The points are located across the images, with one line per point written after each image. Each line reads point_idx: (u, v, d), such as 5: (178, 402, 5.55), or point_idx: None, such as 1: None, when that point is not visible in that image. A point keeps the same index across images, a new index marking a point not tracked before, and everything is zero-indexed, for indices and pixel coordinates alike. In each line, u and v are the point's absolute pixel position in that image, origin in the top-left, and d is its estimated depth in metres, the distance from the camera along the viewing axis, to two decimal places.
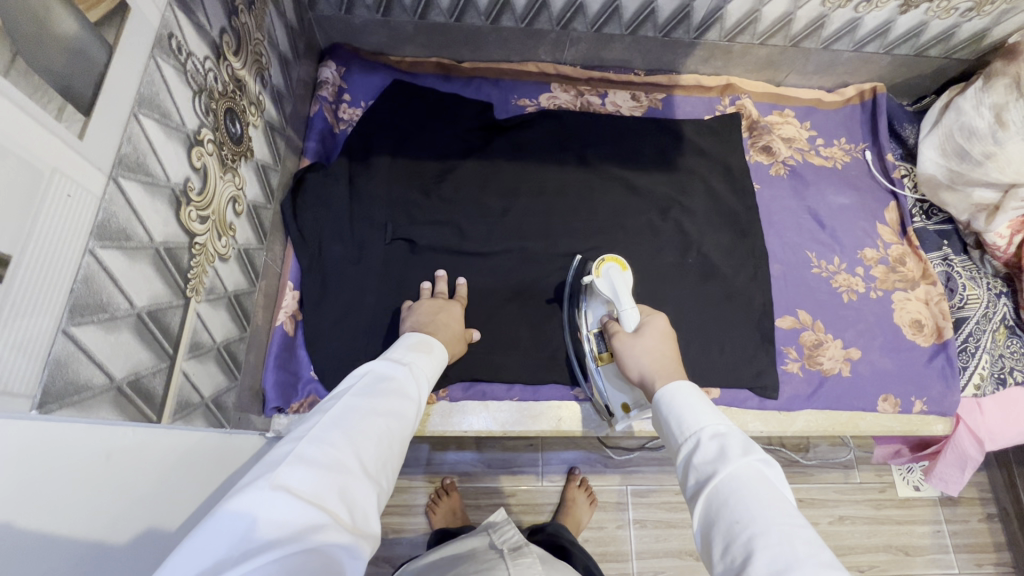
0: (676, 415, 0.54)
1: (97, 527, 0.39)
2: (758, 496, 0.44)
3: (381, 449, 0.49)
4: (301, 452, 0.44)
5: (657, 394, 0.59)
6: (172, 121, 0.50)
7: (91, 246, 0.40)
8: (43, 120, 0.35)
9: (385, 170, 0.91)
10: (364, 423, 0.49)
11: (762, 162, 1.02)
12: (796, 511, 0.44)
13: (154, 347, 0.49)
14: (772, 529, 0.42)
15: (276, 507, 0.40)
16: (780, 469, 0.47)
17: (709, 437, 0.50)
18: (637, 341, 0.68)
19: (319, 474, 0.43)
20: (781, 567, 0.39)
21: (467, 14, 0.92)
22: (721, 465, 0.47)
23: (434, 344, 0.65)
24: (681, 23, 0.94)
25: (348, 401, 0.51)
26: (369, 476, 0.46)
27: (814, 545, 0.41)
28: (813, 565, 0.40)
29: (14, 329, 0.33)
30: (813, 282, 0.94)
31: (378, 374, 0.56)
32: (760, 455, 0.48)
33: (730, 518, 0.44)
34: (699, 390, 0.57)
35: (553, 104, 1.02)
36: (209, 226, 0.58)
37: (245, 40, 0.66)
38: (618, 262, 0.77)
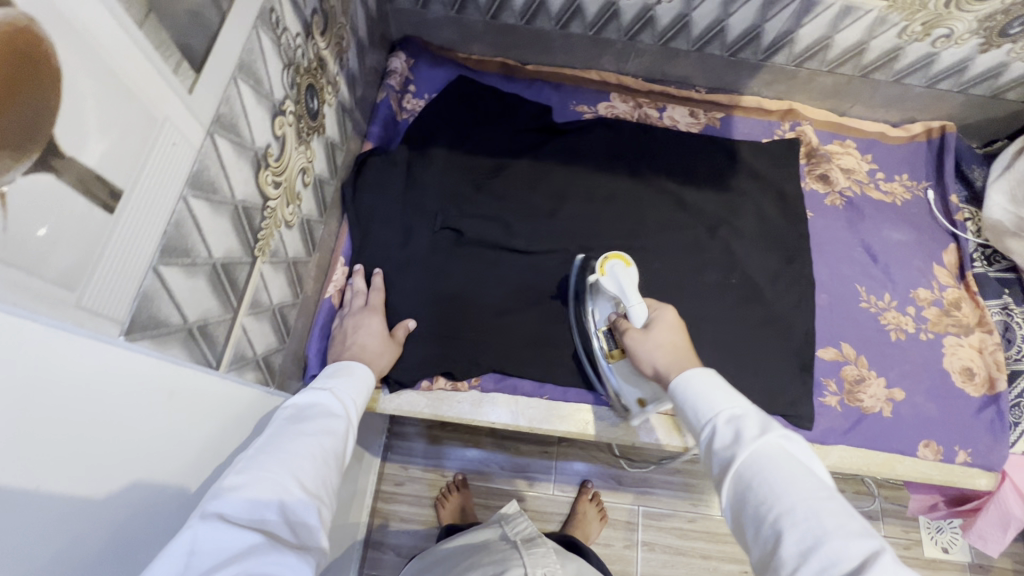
0: (692, 401, 0.54)
1: (154, 463, 0.43)
2: (782, 472, 0.44)
3: (318, 467, 0.50)
4: (227, 483, 0.44)
5: (670, 384, 0.58)
6: (263, 89, 0.53)
7: (185, 195, 0.43)
8: (165, 74, 0.38)
9: (441, 160, 0.94)
10: (294, 445, 0.50)
11: (818, 191, 1.00)
12: (822, 483, 0.44)
13: (222, 298, 0.51)
14: (798, 506, 0.42)
15: (211, 537, 0.40)
16: (802, 443, 0.47)
17: (725, 422, 0.50)
18: (648, 336, 0.66)
19: (254, 499, 0.44)
20: (813, 545, 0.40)
21: (538, 18, 0.95)
22: (739, 448, 0.47)
23: (357, 365, 0.67)
24: (750, 44, 0.94)
25: (275, 430, 0.52)
26: (310, 494, 0.47)
27: (844, 517, 0.41)
28: (845, 535, 0.40)
29: (112, 258, 0.35)
30: (860, 316, 0.92)
31: (301, 405, 0.56)
32: (778, 432, 0.48)
33: (756, 499, 0.44)
34: (712, 372, 0.56)
35: (610, 114, 1.03)
36: (281, 192, 0.61)
37: (332, 23, 0.69)
38: (622, 259, 0.78)
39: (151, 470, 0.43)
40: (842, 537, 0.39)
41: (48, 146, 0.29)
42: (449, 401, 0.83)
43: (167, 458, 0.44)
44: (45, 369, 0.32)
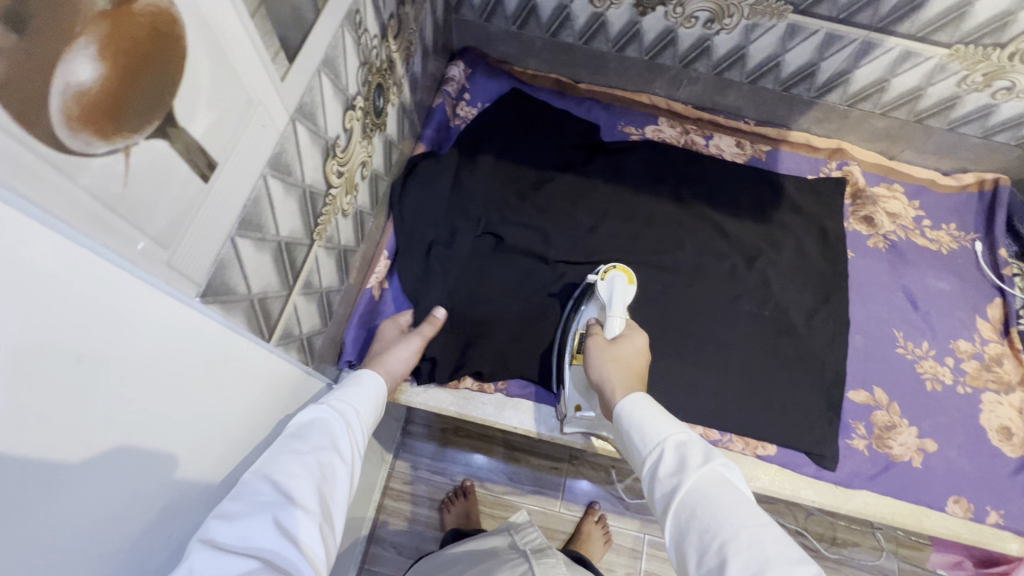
0: (637, 429, 0.54)
1: (209, 419, 0.45)
2: (723, 498, 0.45)
3: (318, 484, 0.48)
4: (221, 509, 0.43)
5: (617, 412, 0.57)
6: (340, 83, 0.57)
7: (265, 173, 0.46)
8: (265, 62, 0.42)
9: (488, 168, 0.97)
10: (289, 464, 0.48)
11: (861, 232, 1.00)
12: (756, 509, 0.45)
13: (282, 275, 0.54)
14: (739, 533, 0.42)
15: (206, 564, 0.39)
16: (737, 470, 0.48)
17: (670, 448, 0.50)
18: (609, 347, 0.68)
19: (248, 524, 0.42)
20: (755, 571, 0.40)
21: (596, 39, 0.97)
22: (684, 475, 0.47)
23: (366, 372, 0.66)
24: (805, 80, 0.95)
25: (272, 451, 0.50)
26: (310, 510, 0.46)
27: (783, 546, 0.42)
28: (783, 564, 0.40)
29: (197, 224, 0.38)
30: (895, 362, 0.90)
31: (303, 421, 0.54)
32: (720, 459, 0.48)
33: (699, 526, 0.44)
34: (652, 401, 0.57)
35: (657, 137, 1.05)
36: (342, 182, 0.64)
37: (404, 28, 0.73)
38: (626, 274, 0.78)
39: (205, 434, 0.45)
40: (781, 565, 0.40)
41: (168, 115, 0.33)
42: (474, 402, 0.84)
43: (214, 422, 0.46)
44: (126, 325, 0.34)
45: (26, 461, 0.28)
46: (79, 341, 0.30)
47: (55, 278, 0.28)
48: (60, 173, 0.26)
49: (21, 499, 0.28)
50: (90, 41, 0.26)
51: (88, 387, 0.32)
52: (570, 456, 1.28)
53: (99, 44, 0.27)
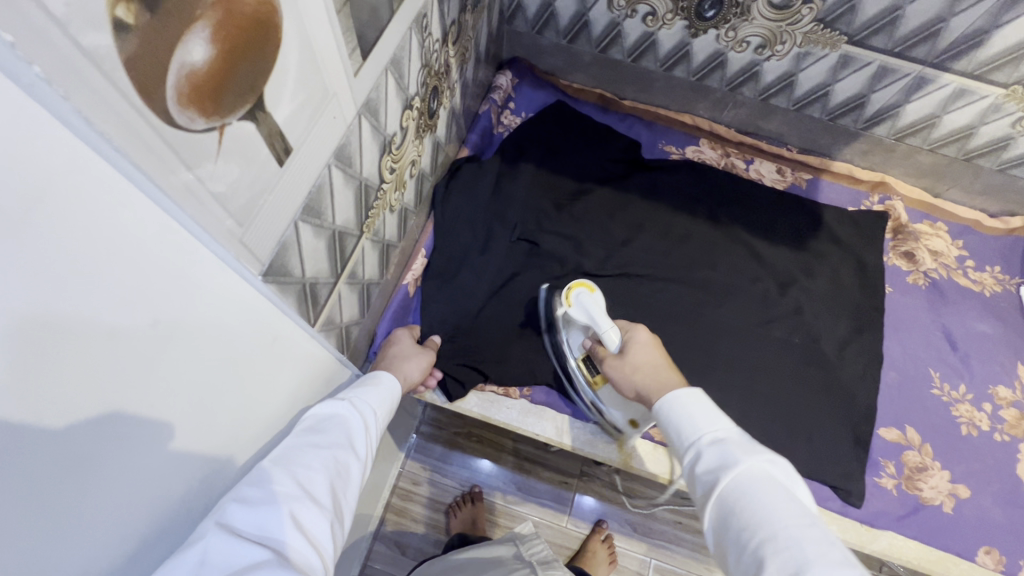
0: (676, 424, 0.54)
1: (256, 393, 0.47)
2: (763, 496, 0.45)
3: (333, 481, 0.44)
4: (238, 491, 0.39)
5: (653, 407, 0.58)
6: (403, 82, 0.58)
7: (330, 162, 0.47)
8: (343, 57, 0.43)
9: (529, 176, 0.98)
10: (307, 457, 0.44)
11: (900, 267, 0.98)
12: (803, 509, 0.44)
13: (332, 263, 0.56)
14: (778, 532, 0.42)
15: (219, 552, 0.35)
16: (783, 467, 0.47)
17: (708, 444, 0.50)
18: (623, 364, 0.66)
19: (263, 512, 0.39)
20: (794, 570, 0.39)
21: (645, 57, 0.98)
22: (724, 472, 0.47)
23: (383, 375, 0.60)
24: (853, 111, 0.94)
25: (290, 441, 0.46)
26: (323, 508, 0.42)
27: (826, 547, 0.41)
28: (825, 563, 0.40)
29: (263, 206, 0.39)
30: (929, 402, 0.88)
31: (323, 413, 0.49)
32: (762, 456, 0.48)
33: (738, 524, 0.44)
34: (696, 391, 0.56)
35: (697, 158, 1.05)
36: (393, 178, 0.66)
37: (462, 34, 0.75)
38: (586, 287, 0.78)
39: (248, 412, 0.46)
40: (823, 565, 0.39)
41: (260, 99, 0.35)
42: (498, 405, 0.84)
43: (260, 397, 0.48)
44: (198, 294, 0.35)
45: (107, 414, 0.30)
46: (159, 305, 0.32)
47: (149, 242, 0.29)
48: (167, 145, 0.28)
49: (96, 450, 0.30)
50: (206, 24, 0.28)
51: (161, 350, 0.33)
52: (580, 471, 1.27)
53: (213, 28, 0.29)
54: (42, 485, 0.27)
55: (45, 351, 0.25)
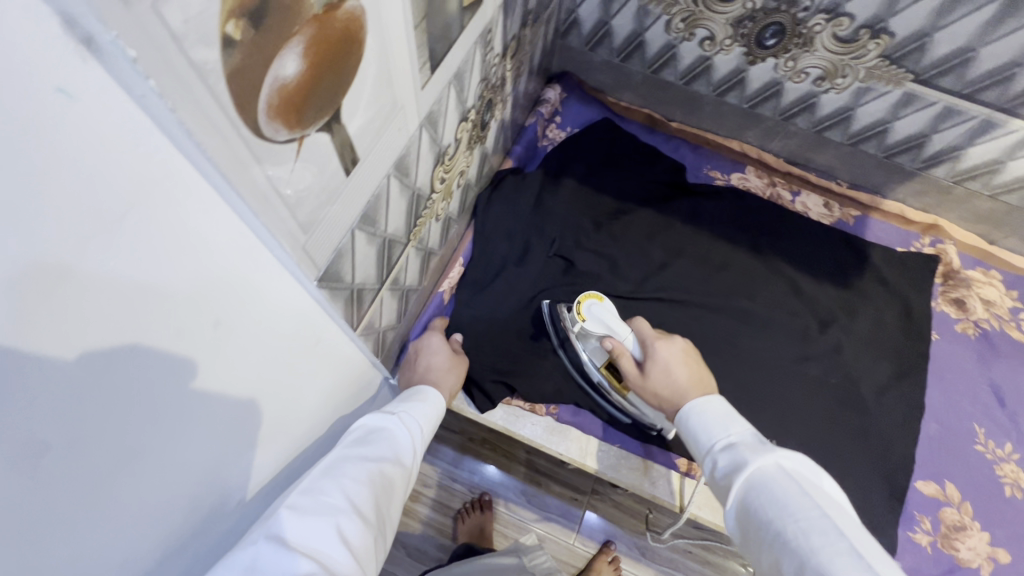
0: (695, 433, 0.56)
1: (294, 395, 0.47)
2: (772, 492, 0.45)
3: (378, 496, 0.44)
4: (292, 500, 0.40)
5: (677, 419, 0.60)
6: (462, 94, 0.59)
7: (389, 173, 0.48)
8: (414, 71, 0.44)
9: (571, 192, 0.98)
10: (355, 468, 0.44)
11: (949, 314, 0.94)
12: (815, 498, 0.43)
13: (379, 270, 0.56)
14: (787, 528, 0.42)
15: (270, 560, 0.35)
16: (797, 458, 0.47)
17: (720, 449, 0.52)
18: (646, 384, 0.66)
19: (315, 522, 0.39)
20: (803, 568, 0.39)
21: (697, 80, 0.97)
22: (735, 474, 0.48)
23: (430, 391, 0.61)
24: (911, 150, 0.91)
25: (338, 453, 0.46)
26: (367, 521, 0.42)
27: (836, 533, 0.40)
28: (832, 556, 0.39)
29: (326, 217, 0.39)
30: (972, 458, 0.84)
31: (369, 427, 0.50)
32: (772, 451, 0.48)
33: (756, 525, 0.45)
34: (714, 396, 0.58)
35: (742, 186, 1.03)
36: (442, 189, 0.67)
37: (520, 48, 0.75)
38: (595, 296, 0.76)
39: (288, 412, 0.47)
40: (829, 552, 0.39)
41: (336, 112, 0.35)
42: (524, 420, 0.83)
43: (297, 400, 0.47)
44: (254, 298, 0.35)
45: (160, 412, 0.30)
46: (220, 307, 0.32)
47: (220, 247, 0.30)
48: (251, 155, 0.28)
49: (144, 443, 0.30)
50: (300, 41, 0.28)
51: (217, 350, 0.33)
52: (592, 489, 1.18)
53: (305, 44, 0.29)
54: (105, 477, 0.28)
55: (123, 350, 0.26)
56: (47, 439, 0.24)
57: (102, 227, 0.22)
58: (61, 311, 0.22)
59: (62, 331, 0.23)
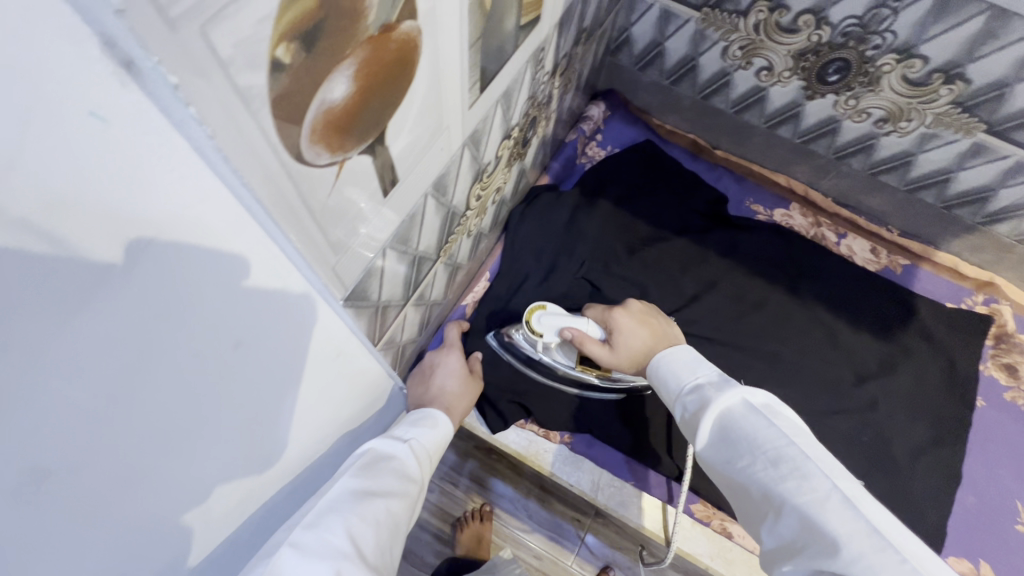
0: (663, 379, 0.55)
1: (310, 421, 0.44)
2: (739, 427, 0.45)
3: (381, 536, 0.43)
4: (296, 539, 0.38)
5: (647, 372, 0.60)
6: (508, 112, 0.57)
7: (427, 193, 0.46)
8: (463, 92, 0.42)
9: (606, 214, 0.95)
10: (362, 505, 0.43)
11: (998, 380, 0.89)
12: (779, 423, 0.44)
13: (406, 286, 0.54)
14: (757, 458, 0.43)
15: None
16: (761, 390, 0.47)
17: (689, 392, 0.52)
18: (618, 349, 0.65)
19: (316, 565, 0.37)
20: (778, 496, 0.41)
21: (749, 110, 0.93)
22: (702, 412, 0.48)
23: (442, 416, 0.58)
24: (973, 203, 0.86)
25: (347, 481, 0.44)
26: (370, 567, 0.40)
27: (803, 457, 0.41)
28: (799, 481, 0.40)
29: (359, 240, 0.38)
30: (1012, 539, 0.78)
31: (378, 453, 0.49)
32: (736, 389, 0.47)
33: (725, 459, 0.46)
34: (678, 346, 0.57)
35: (785, 223, 0.99)
36: (477, 205, 0.65)
37: (569, 65, 0.73)
38: (541, 304, 0.73)
39: (303, 434, 0.44)
40: (797, 477, 0.40)
41: (381, 135, 0.33)
42: (536, 446, 0.81)
43: (313, 423, 0.45)
44: (282, 319, 0.33)
45: (168, 429, 0.28)
46: (241, 328, 0.30)
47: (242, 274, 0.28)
48: (288, 177, 0.27)
49: (150, 462, 0.28)
50: (352, 63, 0.27)
51: (232, 372, 0.31)
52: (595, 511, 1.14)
53: (356, 67, 0.27)
54: (104, 497, 0.26)
55: (146, 360, 0.24)
56: (44, 464, 0.22)
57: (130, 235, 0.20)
58: (66, 324, 0.20)
59: (81, 336, 0.21)
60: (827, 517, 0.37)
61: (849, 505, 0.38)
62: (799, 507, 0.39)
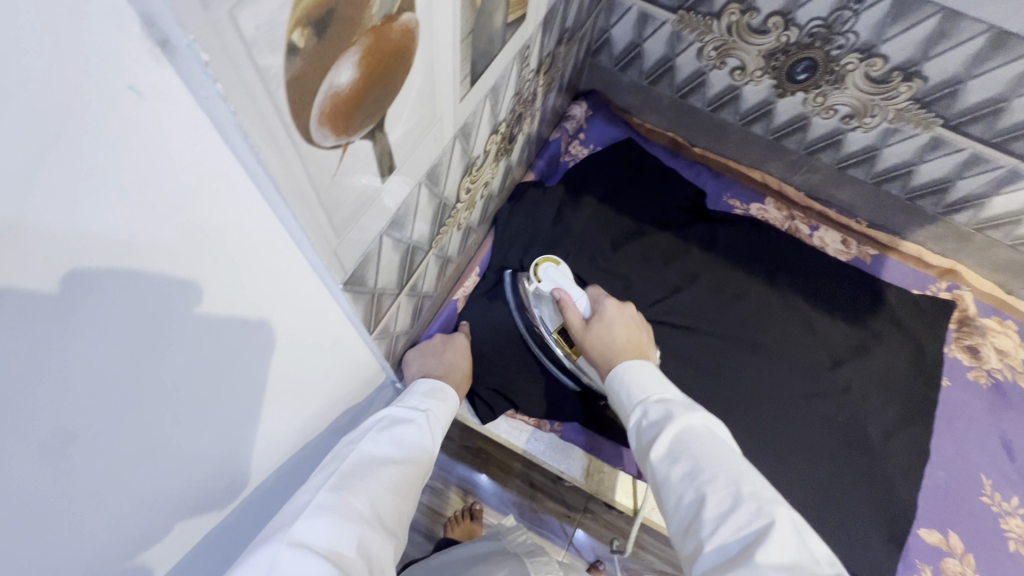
0: (627, 387, 0.57)
1: (293, 401, 0.46)
2: (705, 443, 0.48)
3: (399, 501, 0.46)
4: (321, 501, 0.41)
5: (611, 373, 0.60)
6: (496, 107, 0.59)
7: (422, 182, 0.48)
8: (455, 84, 0.44)
9: (590, 209, 0.98)
10: (380, 471, 0.46)
11: (962, 361, 0.94)
12: (738, 454, 0.48)
13: (400, 274, 0.56)
14: (716, 473, 0.45)
15: (293, 564, 0.36)
16: (721, 422, 0.51)
17: (654, 402, 0.53)
18: (595, 331, 0.66)
19: (337, 527, 0.39)
20: (732, 509, 0.43)
21: (725, 109, 0.97)
22: (666, 424, 0.50)
23: (451, 392, 0.62)
24: (934, 194, 0.91)
25: (365, 446, 0.48)
26: (388, 530, 0.43)
27: (756, 483, 0.45)
28: (755, 499, 0.43)
29: (363, 221, 0.40)
30: (978, 511, 0.83)
31: (393, 421, 0.52)
32: (702, 413, 0.51)
33: (681, 468, 0.47)
34: (648, 363, 0.59)
35: (761, 217, 1.03)
36: (467, 198, 0.67)
37: (552, 64, 0.75)
38: (552, 260, 0.77)
39: (295, 410, 0.46)
40: (754, 495, 0.43)
41: (380, 120, 0.35)
42: (527, 434, 0.83)
43: (301, 402, 0.47)
44: (285, 298, 0.36)
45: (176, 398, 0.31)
46: (251, 307, 0.33)
47: (242, 266, 0.30)
48: (299, 157, 0.28)
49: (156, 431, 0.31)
50: (357, 50, 0.28)
51: (240, 349, 0.34)
52: (584, 507, 1.16)
53: (361, 54, 0.29)
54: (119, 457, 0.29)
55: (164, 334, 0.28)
56: None
57: (105, 259, 0.22)
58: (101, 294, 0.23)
59: (116, 304, 0.24)
60: (778, 535, 0.40)
61: (795, 532, 0.41)
62: (755, 522, 0.41)
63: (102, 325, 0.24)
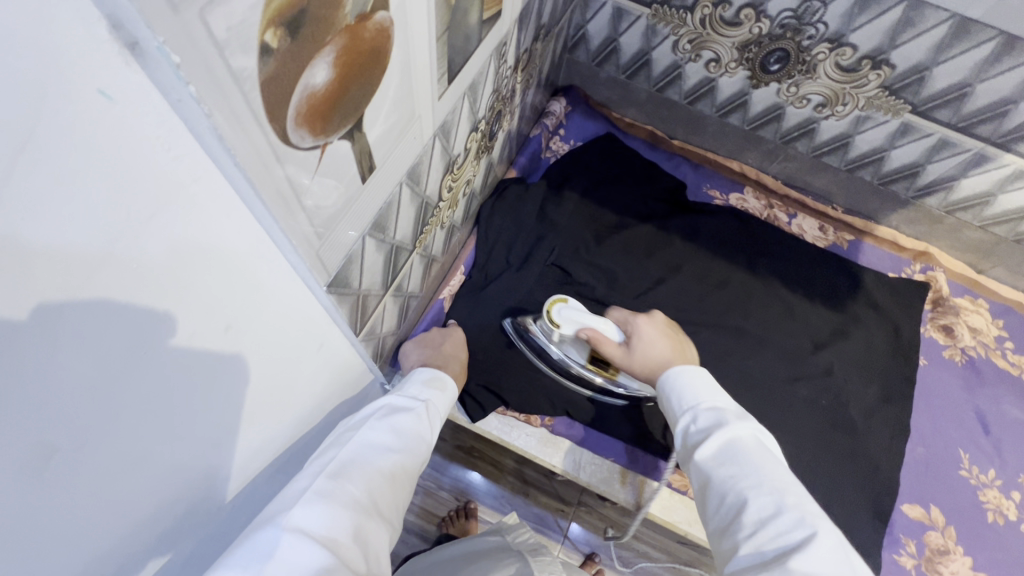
0: (677, 391, 0.58)
1: (283, 407, 0.45)
2: (752, 453, 0.48)
3: (395, 490, 0.46)
4: (320, 488, 0.41)
5: (660, 377, 0.62)
6: (475, 105, 0.59)
7: (403, 181, 0.48)
8: (433, 83, 0.44)
9: (573, 204, 0.99)
10: (379, 460, 0.46)
11: (937, 340, 0.97)
12: (788, 471, 0.48)
13: (384, 275, 0.56)
14: (763, 482, 0.46)
15: (292, 551, 0.37)
16: (773, 437, 0.51)
17: (706, 410, 0.54)
18: (633, 353, 0.68)
19: (334, 516, 0.40)
20: (773, 516, 0.43)
21: (701, 101, 0.99)
22: (716, 432, 0.51)
23: (449, 381, 0.60)
24: (905, 178, 0.94)
25: (365, 433, 0.47)
26: (384, 518, 0.44)
27: (804, 499, 0.45)
28: (801, 512, 0.43)
29: (348, 214, 0.40)
30: (957, 484, 0.86)
31: (395, 406, 0.52)
32: (756, 427, 0.51)
33: (725, 475, 0.48)
34: (703, 370, 0.59)
35: (740, 206, 1.05)
36: (449, 197, 0.67)
37: (530, 60, 0.75)
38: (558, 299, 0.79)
39: (280, 414, 0.46)
40: (800, 509, 0.43)
41: (359, 121, 0.35)
42: (518, 430, 0.83)
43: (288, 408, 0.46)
44: (270, 298, 0.35)
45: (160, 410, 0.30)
46: (232, 311, 0.32)
47: (229, 263, 0.29)
48: (276, 157, 0.28)
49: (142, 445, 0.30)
50: (332, 50, 0.28)
51: (225, 356, 0.33)
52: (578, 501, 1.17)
53: (336, 54, 0.29)
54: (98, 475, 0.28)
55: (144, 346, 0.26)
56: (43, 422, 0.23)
57: (67, 286, 0.21)
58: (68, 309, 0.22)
59: (86, 317, 0.23)
60: (823, 551, 0.40)
61: (841, 550, 0.41)
62: (795, 532, 0.41)
63: (77, 339, 0.23)
